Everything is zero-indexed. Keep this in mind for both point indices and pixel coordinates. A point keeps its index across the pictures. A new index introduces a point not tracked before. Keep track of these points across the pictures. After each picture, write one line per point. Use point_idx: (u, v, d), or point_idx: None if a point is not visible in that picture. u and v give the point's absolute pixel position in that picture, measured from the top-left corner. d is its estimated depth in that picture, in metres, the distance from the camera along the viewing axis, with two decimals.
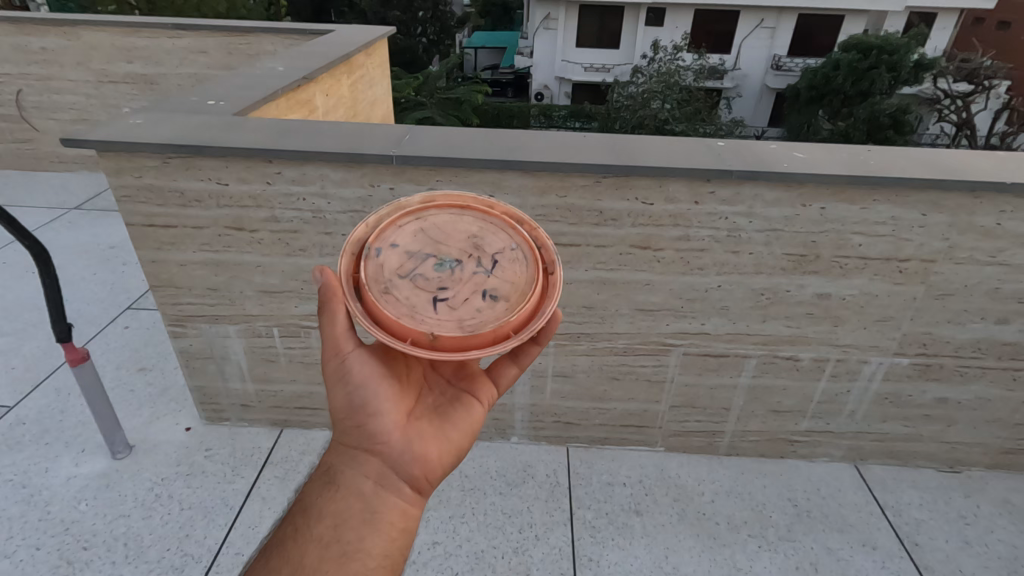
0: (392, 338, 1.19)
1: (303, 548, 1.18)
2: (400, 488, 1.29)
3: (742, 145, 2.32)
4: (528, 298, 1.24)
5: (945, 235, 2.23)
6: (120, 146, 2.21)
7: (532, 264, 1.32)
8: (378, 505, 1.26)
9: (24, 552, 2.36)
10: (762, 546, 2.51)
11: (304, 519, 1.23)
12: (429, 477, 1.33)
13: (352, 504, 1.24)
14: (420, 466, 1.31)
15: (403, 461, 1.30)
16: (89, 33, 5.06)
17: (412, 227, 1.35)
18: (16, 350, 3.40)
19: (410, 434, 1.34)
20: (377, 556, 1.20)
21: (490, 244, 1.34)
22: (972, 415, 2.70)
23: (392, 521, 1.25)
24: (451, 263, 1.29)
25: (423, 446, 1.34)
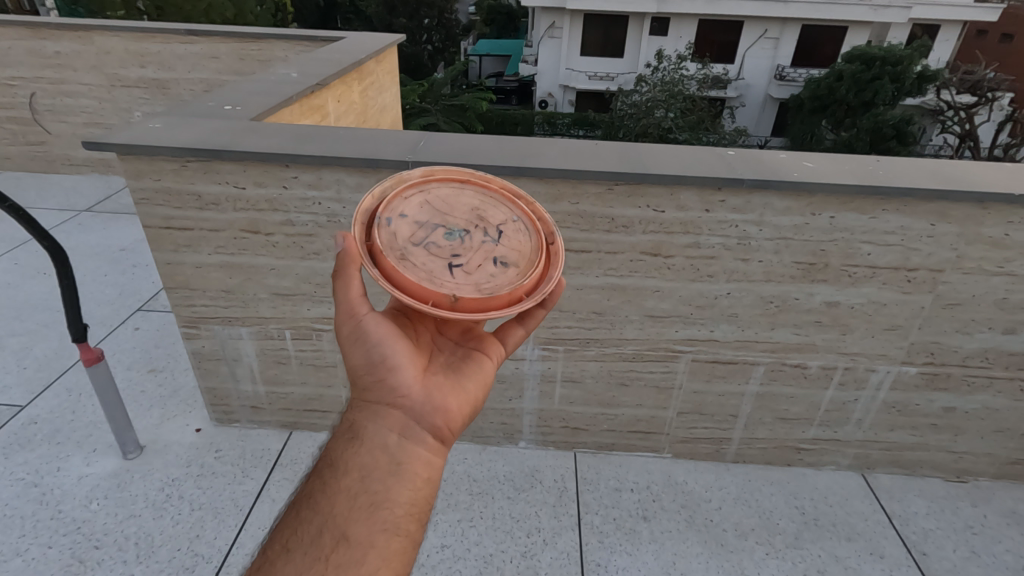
0: (411, 300, 1.24)
1: (329, 501, 1.13)
2: (423, 438, 1.22)
3: (752, 154, 2.35)
4: (538, 264, 1.36)
5: (953, 245, 2.25)
6: (140, 150, 2.25)
7: (532, 233, 1.45)
8: (402, 456, 1.18)
9: (36, 550, 2.38)
10: (770, 553, 2.52)
11: (328, 472, 1.17)
12: (452, 427, 1.26)
13: (377, 455, 1.17)
14: (443, 417, 1.25)
15: (425, 411, 1.23)
16: (103, 38, 5.14)
17: (418, 199, 1.42)
18: (27, 350, 3.43)
19: (430, 385, 1.27)
20: (405, 506, 1.14)
21: (493, 216, 1.45)
22: (979, 425, 2.71)
23: (417, 471, 1.18)
24: (459, 232, 1.38)
25: (445, 397, 1.28)
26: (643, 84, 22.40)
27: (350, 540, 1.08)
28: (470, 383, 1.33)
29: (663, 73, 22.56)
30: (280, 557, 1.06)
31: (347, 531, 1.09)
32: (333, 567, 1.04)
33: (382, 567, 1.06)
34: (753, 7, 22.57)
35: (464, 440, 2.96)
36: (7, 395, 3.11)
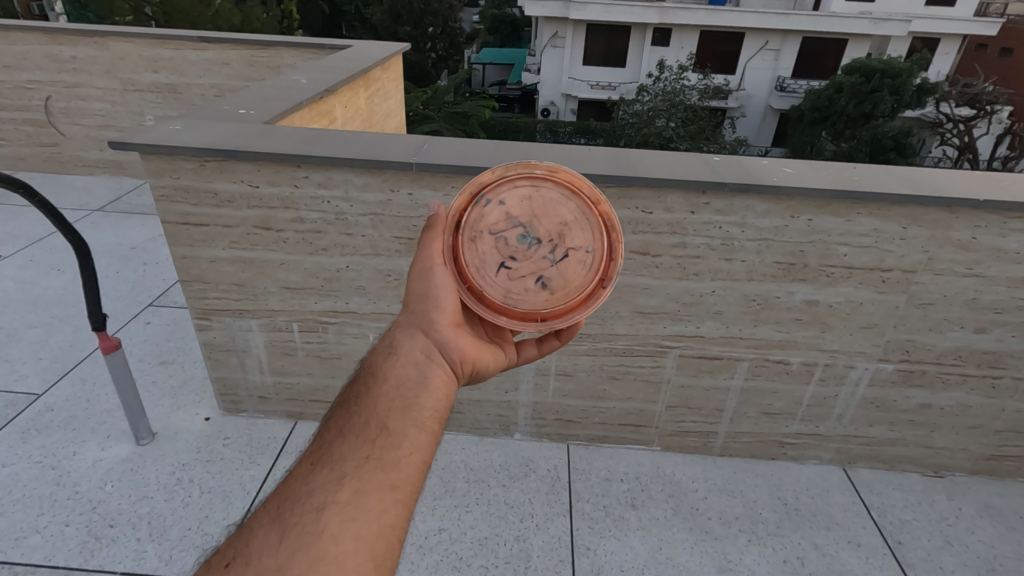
0: (459, 278, 1.48)
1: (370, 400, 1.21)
2: (446, 364, 1.32)
3: (736, 160, 2.49)
4: (568, 301, 1.49)
5: (924, 248, 2.39)
6: (161, 150, 2.41)
7: (592, 272, 1.52)
8: (429, 373, 1.28)
9: (54, 527, 2.50)
10: (751, 540, 2.64)
11: (369, 380, 1.26)
12: (471, 368, 1.37)
13: (410, 367, 1.28)
14: (465, 351, 1.35)
15: (450, 344, 1.35)
16: (118, 44, 5.32)
17: (524, 191, 1.55)
18: (43, 342, 3.57)
19: (457, 329, 1.40)
20: (433, 411, 1.23)
21: (574, 238, 1.53)
22: (954, 421, 2.83)
23: (439, 385, 1.27)
24: (532, 240, 1.53)
25: (468, 339, 1.40)
26: (644, 93, 22.64)
27: (389, 430, 1.16)
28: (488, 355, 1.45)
29: (664, 83, 22.78)
30: (336, 440, 1.15)
31: (387, 424, 1.17)
32: (378, 449, 1.13)
33: (417, 453, 1.14)
34: (753, 18, 22.85)
35: (461, 431, 3.09)
36: (25, 383, 3.25)
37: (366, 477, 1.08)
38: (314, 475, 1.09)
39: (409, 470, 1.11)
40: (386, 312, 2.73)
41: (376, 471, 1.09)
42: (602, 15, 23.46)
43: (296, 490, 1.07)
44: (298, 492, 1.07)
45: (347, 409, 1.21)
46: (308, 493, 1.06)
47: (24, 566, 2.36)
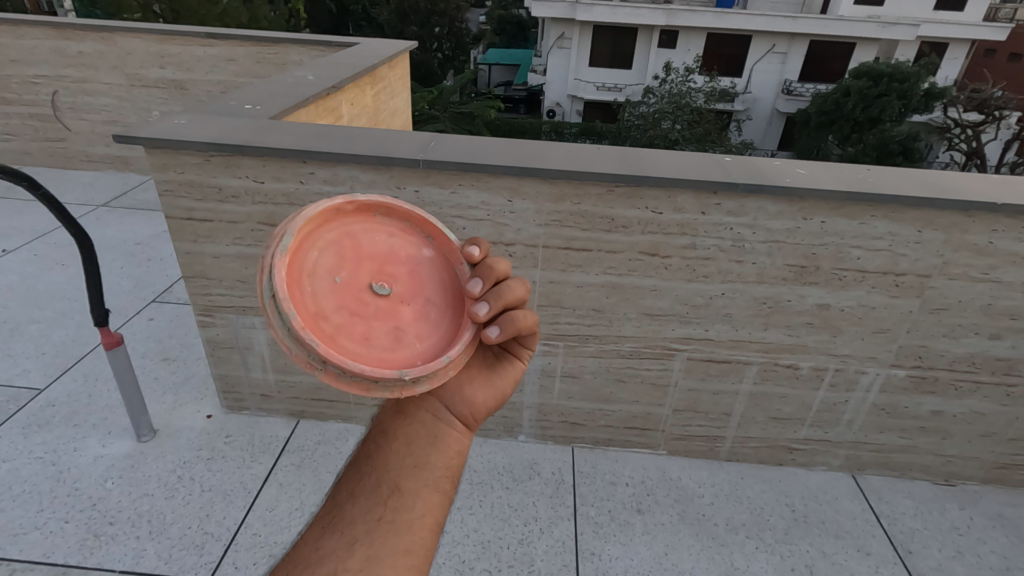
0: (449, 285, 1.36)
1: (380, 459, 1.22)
2: (455, 420, 1.32)
3: (748, 160, 2.46)
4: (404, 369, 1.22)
5: (940, 252, 2.35)
6: (167, 143, 2.39)
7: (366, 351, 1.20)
8: (437, 433, 1.28)
9: (53, 524, 2.48)
10: (759, 547, 2.59)
11: (379, 436, 1.28)
12: (480, 416, 1.35)
13: (419, 426, 1.29)
14: (470, 406, 1.35)
15: (455, 399, 1.35)
16: (126, 39, 5.32)
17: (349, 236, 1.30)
18: (46, 337, 3.55)
19: (461, 380, 1.39)
20: (443, 469, 1.23)
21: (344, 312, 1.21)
22: (966, 429, 2.78)
23: (448, 446, 1.27)
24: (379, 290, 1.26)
25: (474, 391, 1.38)
26: (650, 95, 22.57)
27: (402, 489, 1.17)
28: (526, 314, 1.29)
29: (670, 85, 22.71)
30: (347, 501, 1.16)
31: (400, 484, 1.18)
32: (391, 510, 1.13)
33: (429, 514, 1.14)
34: (761, 21, 22.79)
35: None
36: (27, 378, 3.23)
37: (378, 541, 1.09)
38: (324, 540, 1.10)
39: (420, 533, 1.11)
40: None
41: (389, 535, 1.10)
42: (609, 16, 23.46)
43: (306, 556, 1.08)
44: (313, 556, 1.07)
45: (356, 469, 1.22)
46: (318, 561, 1.06)
47: (23, 563, 2.33)
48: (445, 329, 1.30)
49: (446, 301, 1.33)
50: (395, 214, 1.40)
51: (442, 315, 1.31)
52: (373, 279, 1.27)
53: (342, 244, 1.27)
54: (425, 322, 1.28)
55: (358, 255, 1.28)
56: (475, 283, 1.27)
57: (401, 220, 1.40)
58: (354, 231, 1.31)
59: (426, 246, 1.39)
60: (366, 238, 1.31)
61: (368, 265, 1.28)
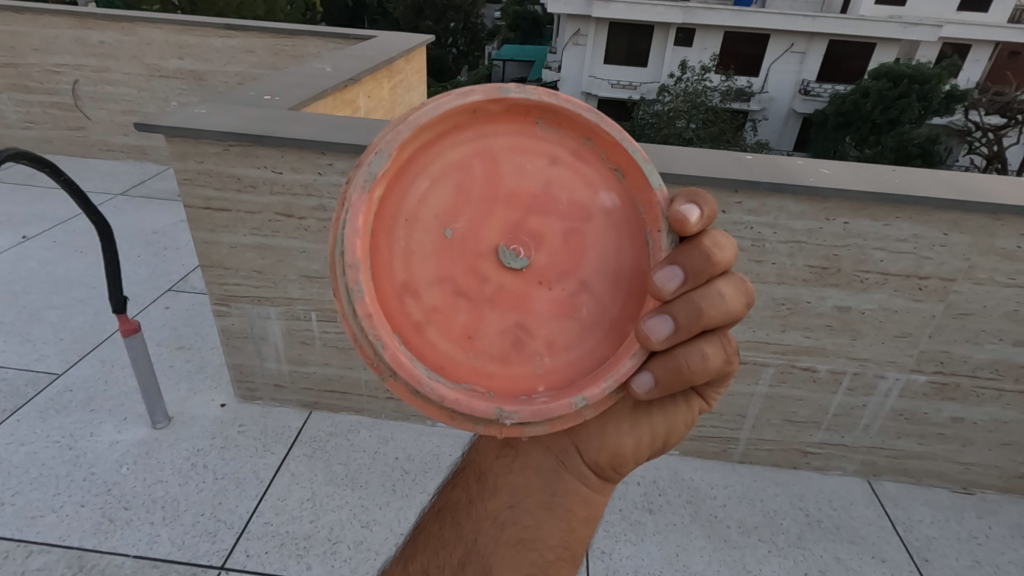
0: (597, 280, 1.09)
1: (479, 526, 1.33)
2: (588, 472, 1.32)
3: (771, 159, 2.42)
4: None
5: (966, 256, 2.30)
6: (187, 132, 2.40)
7: None
8: (558, 489, 1.32)
9: (70, 507, 2.51)
10: (771, 550, 2.57)
11: (478, 486, 1.39)
12: (622, 468, 1.30)
13: (535, 480, 1.34)
14: (607, 457, 1.29)
15: (589, 444, 1.31)
16: (145, 29, 5.37)
17: None
18: (64, 323, 3.59)
19: (606, 423, 1.31)
20: (553, 546, 1.29)
21: None
22: (987, 437, 2.72)
23: (573, 508, 1.31)
24: None
25: (619, 435, 1.29)
26: (665, 94, 22.41)
27: (492, 573, 1.27)
28: (709, 354, 1.07)
29: (686, 83, 22.53)
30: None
31: (491, 566, 1.28)
32: None
33: None
34: (779, 20, 22.54)
35: None
36: (45, 363, 3.28)
37: None
38: None
39: None
40: None
41: None
42: (625, 13, 23.34)
43: None
44: None
45: (453, 529, 1.36)
46: None
47: (39, 545, 2.36)
48: (584, 330, 1.11)
49: (610, 287, 1.09)
50: (568, 129, 1.09)
51: (592, 310, 1.10)
52: (497, 244, 1.07)
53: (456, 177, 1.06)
54: (559, 320, 1.10)
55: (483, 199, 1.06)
56: (671, 277, 1.00)
57: (579, 137, 1.09)
58: (492, 152, 1.07)
59: (604, 186, 1.09)
60: (511, 167, 1.07)
61: (504, 218, 1.07)
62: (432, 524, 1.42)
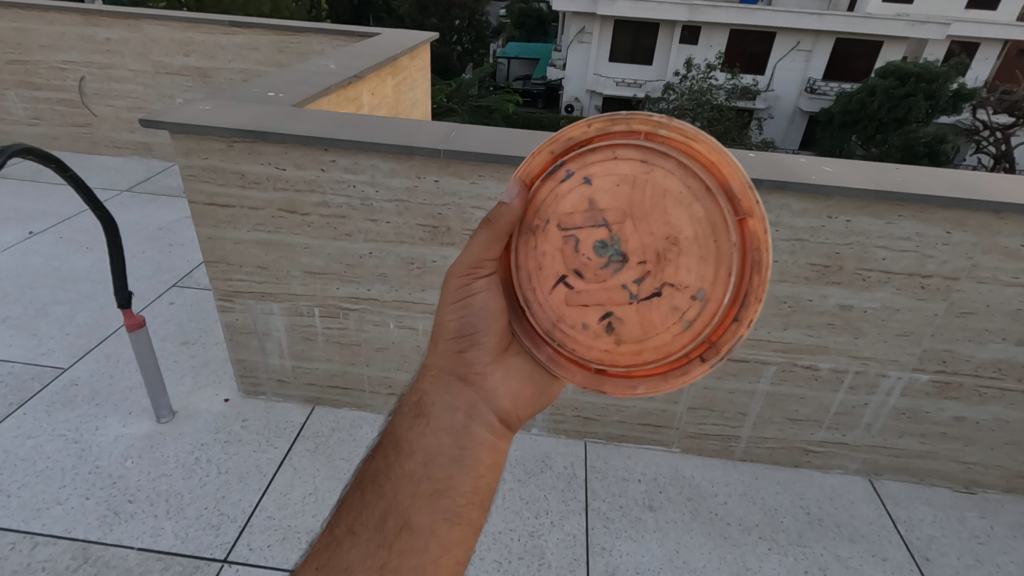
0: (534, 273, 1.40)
1: (396, 484, 1.37)
2: (493, 422, 1.48)
3: (774, 157, 2.42)
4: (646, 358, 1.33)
5: (969, 254, 2.30)
6: (192, 129, 2.42)
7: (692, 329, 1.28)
8: (468, 441, 1.43)
9: (75, 500, 2.53)
10: (771, 548, 2.57)
11: (392, 450, 1.42)
12: (517, 416, 1.53)
13: (444, 436, 1.42)
14: (507, 406, 1.51)
15: (494, 398, 1.50)
16: (151, 26, 5.39)
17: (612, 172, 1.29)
18: (71, 318, 3.62)
19: (505, 378, 1.52)
20: (466, 493, 1.38)
21: (681, 274, 1.26)
22: (990, 436, 2.72)
23: (481, 458, 1.43)
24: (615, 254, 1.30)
25: (513, 388, 1.53)
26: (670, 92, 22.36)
27: (411, 525, 1.32)
28: None
29: (690, 82, 22.46)
30: (348, 541, 1.31)
31: (409, 520, 1.33)
32: (398, 551, 1.29)
33: (443, 552, 1.31)
34: (785, 18, 22.42)
35: None
36: (51, 357, 3.30)
37: None
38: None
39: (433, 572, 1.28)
40: (407, 300, 2.71)
41: None
42: (630, 11, 23.26)
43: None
44: None
45: (371, 494, 1.37)
46: None
47: (45, 536, 2.39)
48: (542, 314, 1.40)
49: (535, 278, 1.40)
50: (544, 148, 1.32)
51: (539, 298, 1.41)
52: None
53: (649, 185, 1.26)
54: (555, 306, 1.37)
55: (612, 207, 1.29)
56: None
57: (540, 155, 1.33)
58: None
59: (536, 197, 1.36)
60: None
61: None
62: (343, 497, 1.41)
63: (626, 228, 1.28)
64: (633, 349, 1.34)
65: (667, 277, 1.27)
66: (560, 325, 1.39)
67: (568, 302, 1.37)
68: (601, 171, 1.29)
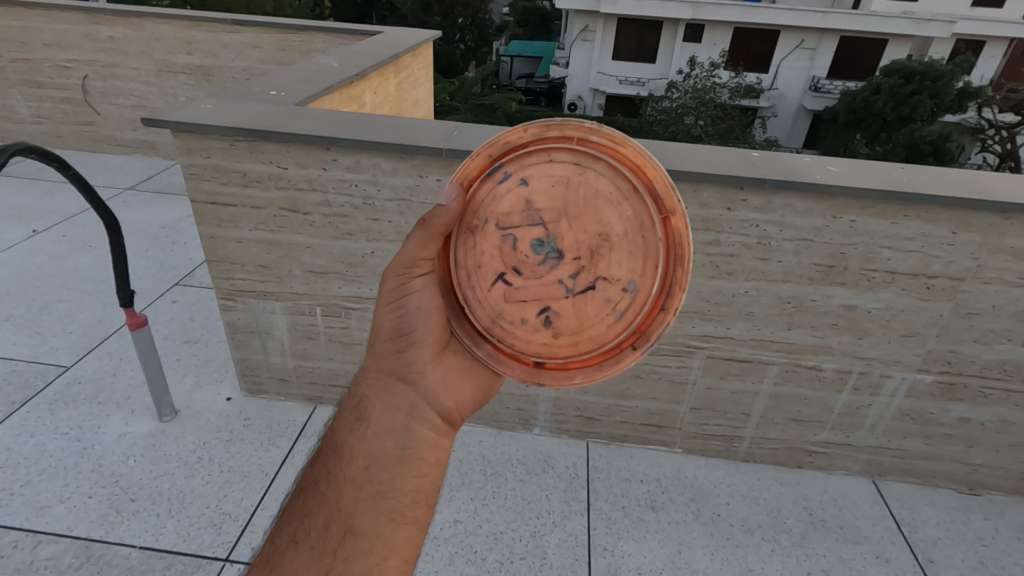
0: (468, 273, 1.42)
1: (339, 489, 1.35)
2: (434, 418, 1.45)
3: (778, 157, 2.40)
4: (581, 349, 1.40)
5: (974, 255, 2.28)
6: (193, 127, 2.42)
7: (623, 318, 1.37)
8: (410, 440, 1.41)
9: (78, 498, 2.54)
10: (774, 549, 2.56)
11: (333, 457, 1.41)
12: (460, 410, 1.50)
13: (385, 438, 1.40)
14: (449, 400, 1.48)
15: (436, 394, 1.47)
16: (154, 25, 5.39)
17: (548, 175, 1.34)
18: (74, 316, 3.63)
19: (445, 373, 1.49)
20: (410, 492, 1.36)
21: (612, 267, 1.35)
22: (995, 438, 2.70)
23: (424, 456, 1.41)
24: (552, 251, 1.36)
25: (455, 383, 1.50)
26: (673, 90, 22.30)
27: (354, 531, 1.30)
28: None
29: (694, 80, 22.39)
30: (291, 551, 1.30)
31: (352, 525, 1.31)
32: (341, 557, 1.27)
33: (388, 554, 1.29)
34: (789, 16, 22.33)
35: (481, 423, 3.06)
36: (54, 355, 3.31)
37: None
38: None
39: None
40: None
41: None
42: (634, 9, 23.20)
43: None
44: None
45: (315, 502, 1.35)
46: None
47: (48, 535, 2.39)
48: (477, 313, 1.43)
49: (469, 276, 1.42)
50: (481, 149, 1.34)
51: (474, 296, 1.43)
52: None
53: (582, 186, 1.33)
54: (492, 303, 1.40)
55: (548, 207, 1.35)
56: None
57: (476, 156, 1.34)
58: None
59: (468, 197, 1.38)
60: None
61: None
62: (287, 508, 1.39)
63: (563, 227, 1.35)
64: (570, 341, 1.40)
65: (600, 271, 1.35)
66: (499, 322, 1.43)
67: (507, 298, 1.41)
68: (537, 173, 1.34)
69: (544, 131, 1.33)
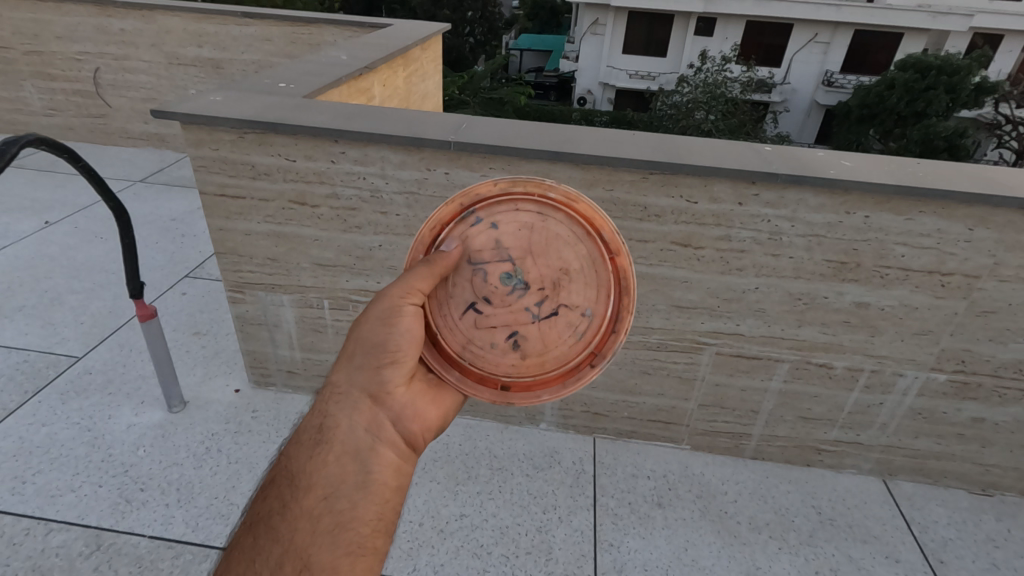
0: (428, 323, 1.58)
1: (292, 522, 1.26)
2: (396, 443, 1.42)
3: (791, 151, 2.37)
4: (541, 370, 1.57)
5: (991, 252, 2.23)
6: (203, 119, 2.42)
7: (582, 341, 1.58)
8: (372, 463, 1.36)
9: (88, 488, 2.56)
10: (782, 548, 2.54)
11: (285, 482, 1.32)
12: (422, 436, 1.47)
13: (350, 464, 1.34)
14: (418, 424, 1.46)
15: (404, 416, 1.45)
16: (165, 17, 5.40)
17: (523, 218, 1.60)
18: (84, 307, 3.66)
19: (414, 395, 1.49)
20: (373, 522, 1.29)
21: (570, 295, 1.58)
22: (1009, 438, 2.66)
23: (385, 482, 1.35)
24: (518, 281, 1.57)
25: (423, 406, 1.49)
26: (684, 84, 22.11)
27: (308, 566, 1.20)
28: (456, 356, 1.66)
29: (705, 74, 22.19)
30: None
31: (308, 561, 1.21)
32: None
33: None
34: (803, 10, 22.04)
35: (488, 417, 3.07)
36: (66, 346, 3.34)
37: None
38: None
39: None
40: None
41: None
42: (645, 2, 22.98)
43: None
44: None
45: (265, 538, 1.24)
46: None
47: (59, 523, 2.42)
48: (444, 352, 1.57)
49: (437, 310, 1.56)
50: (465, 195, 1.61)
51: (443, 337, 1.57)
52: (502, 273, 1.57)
53: (546, 230, 1.59)
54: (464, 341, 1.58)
55: (518, 247, 1.58)
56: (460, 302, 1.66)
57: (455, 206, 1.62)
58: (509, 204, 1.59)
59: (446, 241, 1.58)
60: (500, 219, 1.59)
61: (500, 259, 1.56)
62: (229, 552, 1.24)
63: (529, 264, 1.58)
64: (536, 362, 1.58)
65: (561, 299, 1.58)
66: (469, 346, 1.58)
67: (476, 326, 1.57)
68: (506, 219, 1.59)
69: (511, 186, 1.62)
